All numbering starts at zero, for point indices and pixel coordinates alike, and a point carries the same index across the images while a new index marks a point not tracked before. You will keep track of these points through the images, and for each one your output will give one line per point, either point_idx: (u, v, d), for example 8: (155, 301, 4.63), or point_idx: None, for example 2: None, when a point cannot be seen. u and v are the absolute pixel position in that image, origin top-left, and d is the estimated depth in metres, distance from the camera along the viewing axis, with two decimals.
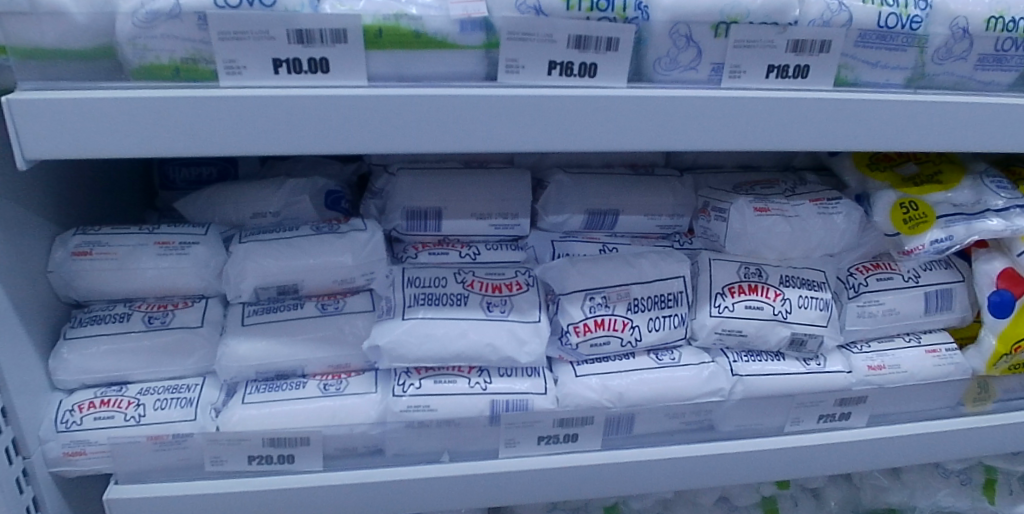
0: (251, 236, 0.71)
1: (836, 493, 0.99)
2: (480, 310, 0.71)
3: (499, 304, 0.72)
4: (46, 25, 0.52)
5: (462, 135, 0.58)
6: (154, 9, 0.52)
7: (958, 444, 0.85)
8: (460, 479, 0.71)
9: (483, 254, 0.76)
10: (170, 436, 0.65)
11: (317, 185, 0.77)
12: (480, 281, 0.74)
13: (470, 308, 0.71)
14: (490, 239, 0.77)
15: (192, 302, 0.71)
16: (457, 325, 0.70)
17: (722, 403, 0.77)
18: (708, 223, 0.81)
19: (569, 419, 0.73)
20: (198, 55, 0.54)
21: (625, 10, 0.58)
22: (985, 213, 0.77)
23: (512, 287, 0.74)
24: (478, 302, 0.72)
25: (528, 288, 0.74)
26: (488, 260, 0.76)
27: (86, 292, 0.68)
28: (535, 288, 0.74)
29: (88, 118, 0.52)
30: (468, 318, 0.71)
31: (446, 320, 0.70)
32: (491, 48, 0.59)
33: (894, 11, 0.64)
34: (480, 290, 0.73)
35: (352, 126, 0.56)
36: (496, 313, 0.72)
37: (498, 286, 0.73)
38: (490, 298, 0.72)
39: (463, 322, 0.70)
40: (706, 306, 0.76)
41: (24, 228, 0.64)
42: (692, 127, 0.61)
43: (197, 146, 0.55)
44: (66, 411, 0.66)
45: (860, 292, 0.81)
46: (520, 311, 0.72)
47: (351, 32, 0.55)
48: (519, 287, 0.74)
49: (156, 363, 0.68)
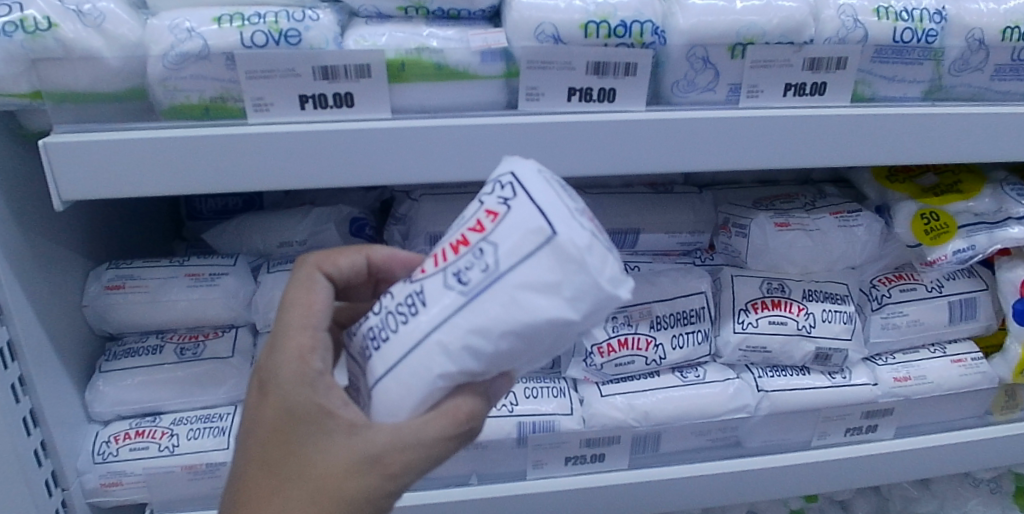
0: (279, 266, 0.73)
1: (865, 505, 0.99)
2: (448, 289, 0.40)
3: (474, 263, 0.39)
4: (80, 71, 0.54)
5: (486, 163, 0.59)
6: (184, 50, 0.54)
7: (989, 454, 0.85)
8: (489, 501, 0.73)
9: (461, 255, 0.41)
10: (204, 465, 0.67)
11: (341, 212, 0.78)
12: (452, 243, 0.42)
13: (447, 314, 0.40)
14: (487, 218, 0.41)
15: (222, 332, 0.72)
16: (440, 341, 0.39)
17: (748, 419, 0.78)
18: (729, 239, 0.81)
19: (595, 439, 0.74)
20: (227, 94, 0.56)
21: (642, 35, 0.59)
22: (1007, 221, 0.78)
23: (493, 211, 0.40)
24: (441, 290, 0.40)
25: (502, 208, 0.40)
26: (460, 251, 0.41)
27: (119, 325, 0.70)
28: (518, 180, 0.41)
29: (122, 159, 0.54)
30: (457, 319, 0.39)
31: (420, 345, 0.40)
32: (511, 77, 0.60)
33: (910, 26, 0.64)
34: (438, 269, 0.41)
35: (380, 159, 0.57)
36: (461, 278, 0.40)
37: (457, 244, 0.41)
38: (459, 265, 0.40)
39: (446, 325, 0.39)
40: (729, 322, 0.77)
41: (58, 264, 0.65)
42: (713, 149, 0.62)
43: (227, 184, 0.56)
44: (102, 443, 0.67)
45: (883, 303, 0.81)
46: (503, 238, 0.39)
47: (375, 66, 0.56)
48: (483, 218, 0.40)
49: (188, 393, 0.69)
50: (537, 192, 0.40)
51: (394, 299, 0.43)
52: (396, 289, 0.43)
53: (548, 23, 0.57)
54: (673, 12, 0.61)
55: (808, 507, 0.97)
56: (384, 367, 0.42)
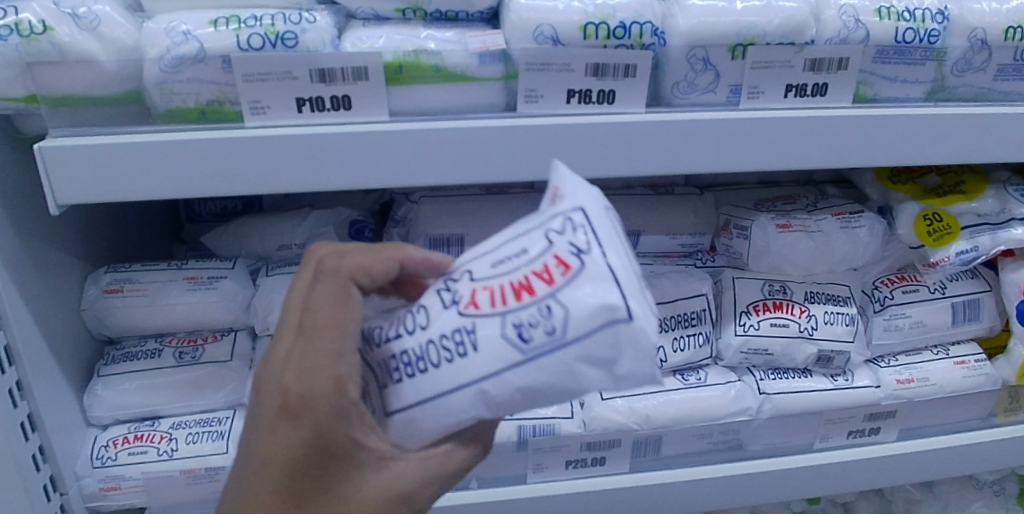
0: (278, 269, 0.72)
1: (868, 507, 0.98)
2: (504, 342, 0.38)
3: (538, 323, 0.38)
4: (76, 75, 0.53)
5: (485, 166, 0.58)
6: (180, 54, 0.53)
7: (993, 456, 0.84)
8: (489, 504, 0.72)
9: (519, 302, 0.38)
10: (203, 469, 0.66)
11: (340, 215, 0.78)
12: (510, 280, 0.39)
13: (499, 368, 0.38)
14: (550, 268, 0.38)
15: (221, 335, 0.72)
16: (486, 393, 0.39)
17: (750, 422, 0.77)
18: (731, 241, 0.80)
19: (596, 443, 0.74)
20: (224, 97, 0.55)
21: (642, 36, 0.59)
22: (1010, 222, 0.77)
23: (564, 262, 0.38)
24: (497, 341, 0.38)
25: (578, 270, 0.37)
26: (520, 299, 0.38)
27: (118, 329, 0.69)
28: (590, 229, 0.38)
29: (119, 162, 0.54)
30: (509, 374, 0.38)
31: (463, 393, 0.39)
32: (510, 79, 0.59)
33: (911, 26, 0.63)
34: (492, 307, 0.39)
35: (378, 162, 0.57)
36: (520, 334, 0.38)
37: (516, 288, 0.38)
38: (520, 315, 0.38)
39: (495, 380, 0.39)
40: (731, 324, 0.76)
41: (56, 268, 0.65)
42: (714, 151, 0.61)
43: (224, 188, 0.56)
44: (101, 447, 0.67)
45: (887, 304, 0.80)
46: (575, 302, 0.37)
47: (372, 69, 0.55)
48: (551, 270, 0.38)
49: (187, 397, 0.69)
50: (613, 257, 0.38)
51: (438, 329, 0.40)
52: (434, 314, 0.41)
53: (546, 24, 0.57)
54: (673, 13, 0.61)
55: (811, 509, 0.96)
56: (419, 398, 0.41)
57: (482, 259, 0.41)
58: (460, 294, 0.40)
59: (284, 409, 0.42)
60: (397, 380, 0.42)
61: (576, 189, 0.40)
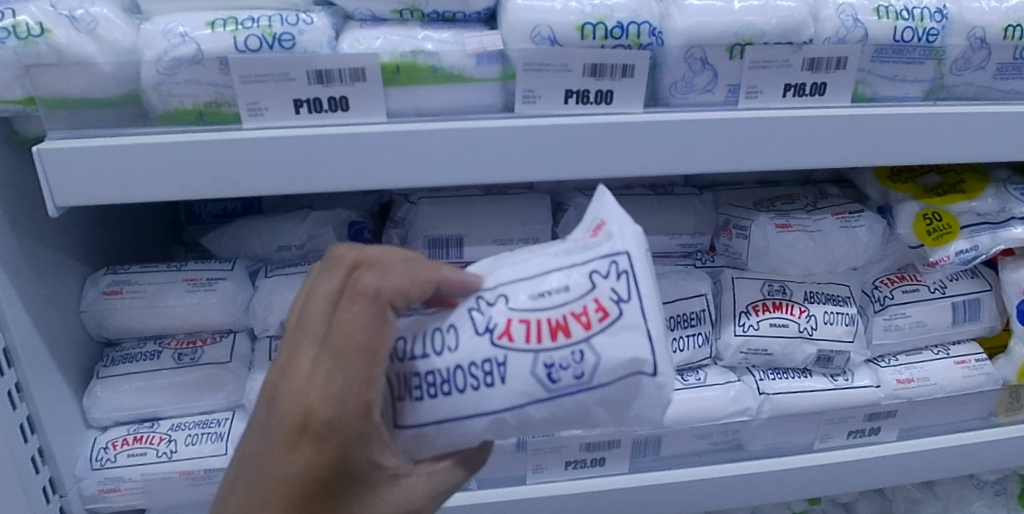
0: (277, 270, 0.72)
1: (869, 507, 0.98)
2: (533, 378, 0.40)
3: (569, 365, 0.40)
4: (74, 77, 0.53)
5: (483, 166, 0.58)
6: (178, 56, 0.53)
7: (994, 456, 0.84)
8: (489, 505, 0.72)
9: (553, 342, 0.40)
10: (202, 471, 0.66)
11: (339, 216, 0.77)
12: (549, 317, 0.41)
13: (522, 400, 0.41)
14: (588, 313, 0.41)
15: (220, 337, 0.72)
16: (506, 420, 0.42)
17: (750, 422, 0.77)
18: (730, 241, 0.80)
19: (596, 443, 0.74)
20: (221, 99, 0.55)
21: (639, 37, 0.59)
22: (1010, 222, 0.77)
23: (604, 309, 0.40)
24: (529, 378, 0.40)
25: (614, 320, 0.40)
26: (555, 339, 0.40)
27: (117, 331, 0.69)
28: (632, 278, 0.41)
29: (117, 164, 0.54)
30: (531, 407, 0.41)
31: (485, 419, 0.42)
32: (507, 79, 0.59)
33: (910, 25, 0.63)
34: (527, 342, 0.41)
35: (376, 163, 0.56)
36: (550, 372, 0.40)
37: (553, 327, 0.40)
38: (553, 355, 0.40)
39: (518, 411, 0.41)
40: (730, 324, 0.76)
41: (55, 270, 0.65)
42: (712, 151, 0.61)
43: (222, 189, 0.56)
44: (100, 449, 0.67)
45: (886, 304, 0.80)
46: (608, 350, 0.40)
47: (369, 70, 0.55)
48: (590, 316, 0.40)
49: (187, 399, 0.69)
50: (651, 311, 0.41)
51: (470, 356, 0.41)
52: (466, 339, 0.42)
53: (544, 25, 0.57)
54: (671, 13, 0.61)
55: (812, 510, 0.96)
56: (435, 419, 0.42)
57: (520, 284, 0.42)
58: (495, 322, 0.41)
59: (303, 427, 0.42)
60: (417, 397, 0.42)
61: (624, 230, 0.41)
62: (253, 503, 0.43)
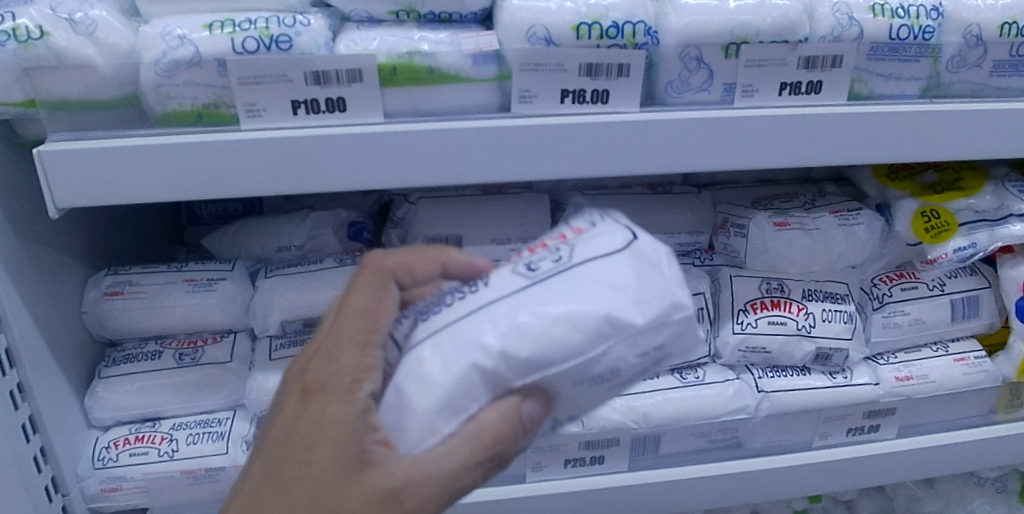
0: (277, 270, 0.73)
1: (870, 505, 0.98)
2: (519, 274, 0.44)
3: (549, 255, 0.44)
4: (74, 79, 0.54)
5: (480, 166, 0.58)
6: (176, 58, 0.54)
7: (994, 453, 0.84)
8: (489, 503, 0.72)
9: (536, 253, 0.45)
10: (203, 470, 0.67)
11: (339, 216, 0.78)
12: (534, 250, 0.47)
13: (510, 291, 0.43)
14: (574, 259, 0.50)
15: (221, 337, 0.73)
16: (502, 320, 0.42)
17: (749, 420, 0.77)
18: (728, 239, 0.80)
19: (595, 441, 0.74)
20: (220, 100, 0.56)
21: (635, 36, 0.59)
22: (1008, 219, 0.77)
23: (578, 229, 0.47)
24: (511, 273, 0.44)
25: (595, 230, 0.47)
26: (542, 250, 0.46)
27: (118, 331, 0.70)
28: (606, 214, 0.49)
29: (116, 166, 0.54)
30: (521, 297, 0.43)
31: (479, 315, 0.43)
32: (504, 79, 0.60)
33: (906, 23, 0.63)
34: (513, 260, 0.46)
35: (374, 164, 0.57)
36: (535, 268, 0.44)
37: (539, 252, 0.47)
38: (532, 259, 0.45)
39: (507, 300, 0.43)
40: (729, 323, 0.77)
41: (56, 272, 0.66)
42: (708, 149, 0.61)
43: (221, 190, 0.56)
44: (102, 449, 0.67)
45: (885, 302, 0.80)
46: (585, 244, 0.44)
47: (366, 71, 0.56)
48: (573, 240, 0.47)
49: (188, 399, 0.70)
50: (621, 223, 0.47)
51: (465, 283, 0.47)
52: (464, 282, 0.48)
53: (540, 25, 0.58)
54: (666, 12, 0.61)
55: (812, 508, 0.96)
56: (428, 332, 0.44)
57: None
58: None
59: (302, 394, 0.44)
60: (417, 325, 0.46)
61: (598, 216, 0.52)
62: (261, 480, 0.44)
